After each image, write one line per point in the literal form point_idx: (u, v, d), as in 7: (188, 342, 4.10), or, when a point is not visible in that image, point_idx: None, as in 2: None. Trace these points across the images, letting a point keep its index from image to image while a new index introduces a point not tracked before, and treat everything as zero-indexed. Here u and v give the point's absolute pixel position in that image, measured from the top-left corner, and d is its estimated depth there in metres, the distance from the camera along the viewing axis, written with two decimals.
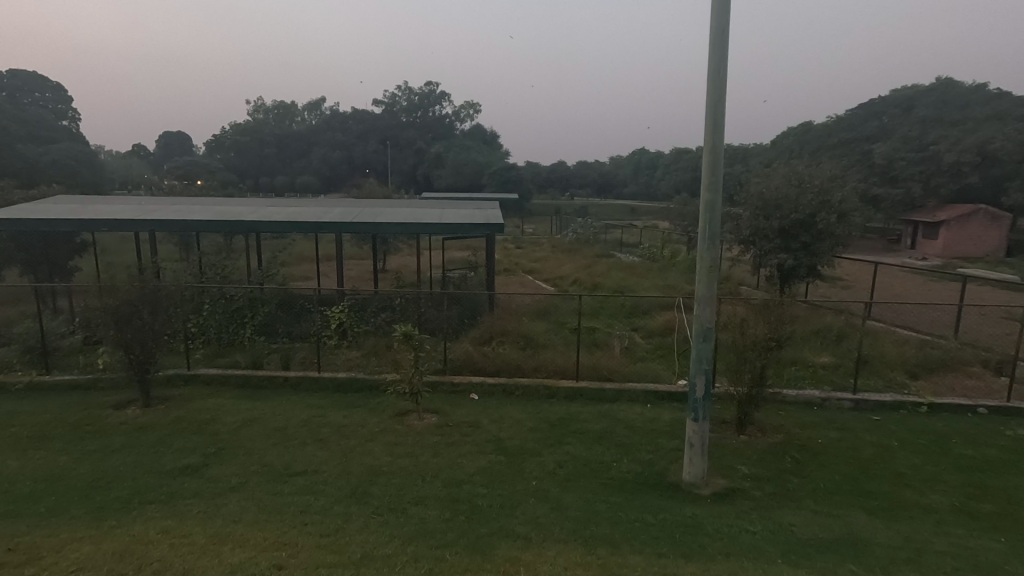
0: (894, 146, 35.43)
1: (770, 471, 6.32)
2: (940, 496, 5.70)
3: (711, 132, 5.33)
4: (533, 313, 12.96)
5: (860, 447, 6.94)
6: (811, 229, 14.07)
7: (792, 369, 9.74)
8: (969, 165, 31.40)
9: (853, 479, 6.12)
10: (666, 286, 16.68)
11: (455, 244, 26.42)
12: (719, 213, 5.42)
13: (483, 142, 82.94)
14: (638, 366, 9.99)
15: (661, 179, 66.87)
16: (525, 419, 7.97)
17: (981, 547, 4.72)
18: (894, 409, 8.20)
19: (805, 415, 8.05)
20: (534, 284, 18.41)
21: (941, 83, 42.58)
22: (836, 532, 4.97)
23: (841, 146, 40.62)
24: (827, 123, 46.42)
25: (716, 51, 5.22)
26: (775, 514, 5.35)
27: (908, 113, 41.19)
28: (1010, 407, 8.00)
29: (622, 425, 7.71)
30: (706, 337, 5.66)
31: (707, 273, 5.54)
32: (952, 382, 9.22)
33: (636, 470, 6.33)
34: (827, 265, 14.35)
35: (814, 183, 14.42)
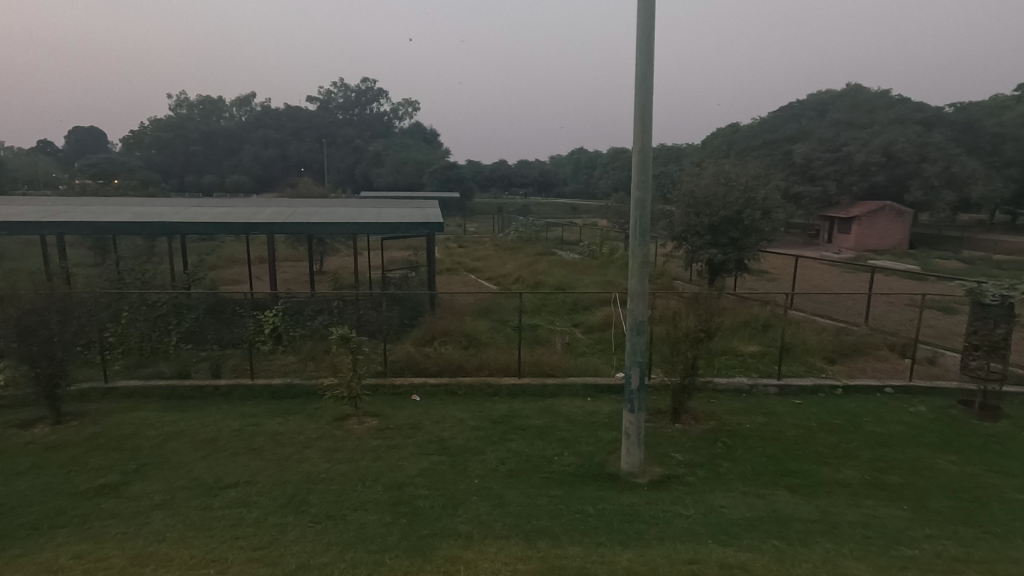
0: (812, 147, 37.83)
1: (703, 457, 6.62)
2: (853, 471, 6.16)
3: (639, 132, 5.52)
4: (475, 312, 12.95)
5: (783, 430, 7.38)
6: (737, 225, 14.82)
7: (722, 359, 10.24)
8: (876, 165, 33.89)
9: (778, 460, 6.50)
10: (604, 282, 17.10)
11: (396, 244, 26.00)
12: (649, 210, 5.61)
13: (422, 141, 81.92)
14: (578, 361, 10.18)
15: (600, 178, 68.34)
16: (468, 418, 7.96)
17: (887, 516, 5.12)
18: (813, 393, 8.79)
19: (734, 402, 8.48)
20: (476, 282, 18.42)
21: (851, 89, 45.81)
22: (761, 510, 5.27)
23: (765, 147, 43.02)
24: (752, 125, 49.07)
25: (642, 55, 5.41)
26: (707, 497, 5.61)
27: (823, 116, 44.11)
28: (912, 386, 8.75)
29: (563, 419, 7.85)
30: (639, 331, 5.86)
31: (640, 268, 5.72)
32: (863, 365, 9.98)
33: (577, 463, 6.46)
34: (753, 259, 15.16)
35: (740, 181, 15.17)
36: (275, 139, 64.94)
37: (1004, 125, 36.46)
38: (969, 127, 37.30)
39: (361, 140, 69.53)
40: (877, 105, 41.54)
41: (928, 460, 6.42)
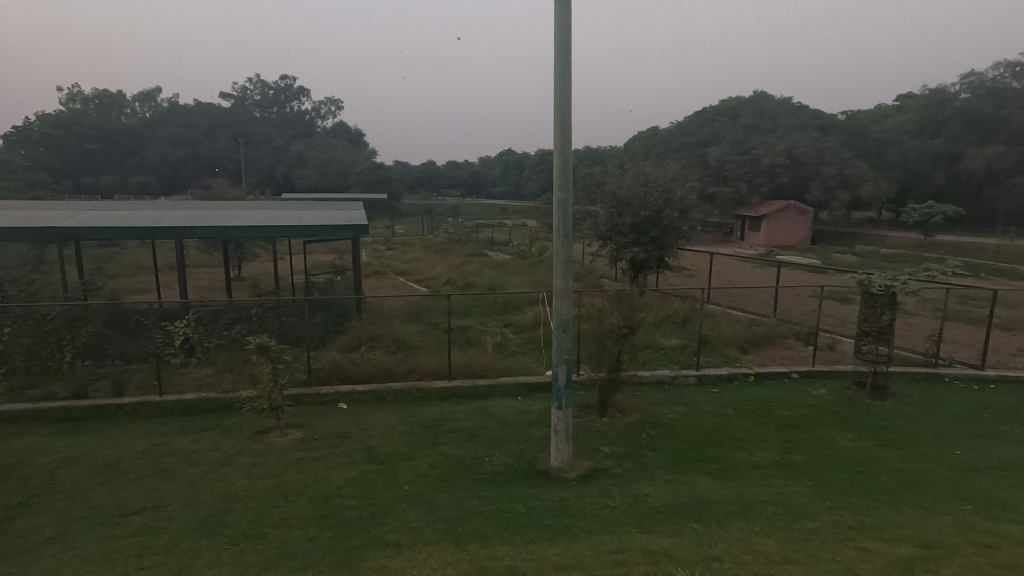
0: (724, 150, 40.17)
1: (629, 448, 6.86)
2: (765, 453, 6.59)
3: (560, 134, 5.63)
4: (404, 315, 12.71)
5: (703, 418, 7.77)
6: (657, 224, 15.47)
7: (646, 353, 10.66)
8: (781, 167, 36.52)
9: (697, 447, 6.83)
10: (533, 282, 17.32)
11: (320, 247, 25.08)
12: (571, 210, 5.73)
13: (346, 141, 79.67)
14: (509, 361, 10.25)
15: (528, 179, 69.12)
16: (397, 423, 7.80)
17: (794, 492, 5.52)
18: (729, 381, 9.33)
19: (657, 394, 8.84)
20: (405, 285, 18.10)
21: (758, 96, 49.06)
22: (682, 496, 5.52)
23: (682, 149, 45.24)
24: (670, 129, 51.46)
25: (561, 58, 5.52)
26: (633, 487, 5.81)
27: (733, 121, 46.97)
28: (815, 371, 9.49)
29: (493, 420, 7.85)
30: (565, 328, 5.98)
31: (564, 267, 5.84)
32: (773, 353, 10.72)
33: (508, 463, 6.49)
34: (672, 256, 15.89)
35: (658, 183, 15.85)
36: (185, 138, 60.77)
37: (887, 132, 40.39)
38: (858, 133, 41.01)
39: (282, 140, 66.57)
40: (780, 111, 44.74)
41: (828, 439, 6.98)
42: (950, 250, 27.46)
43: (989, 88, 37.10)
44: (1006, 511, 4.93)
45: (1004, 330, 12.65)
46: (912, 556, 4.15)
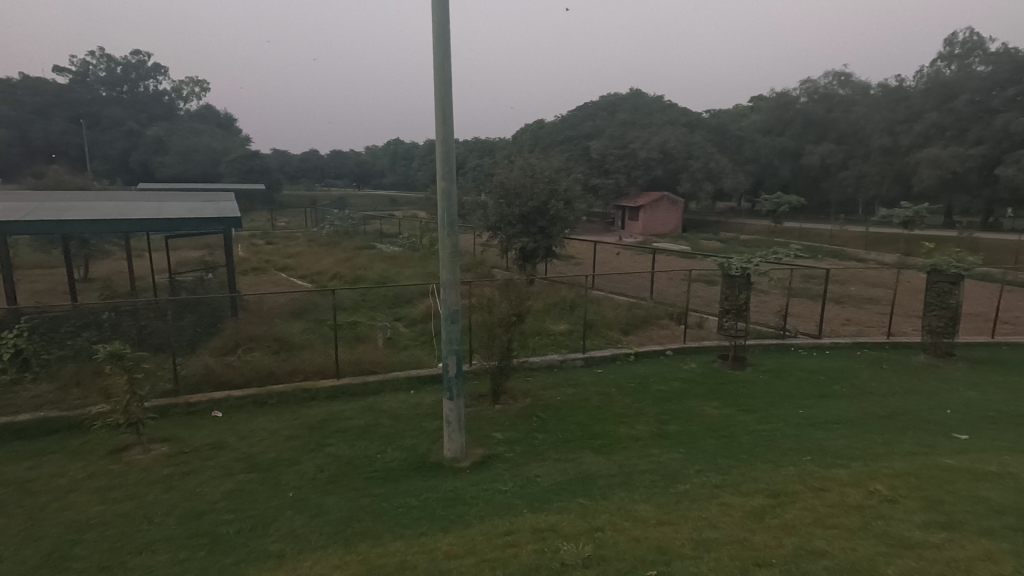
0: (605, 143, 42.30)
1: (521, 432, 7.05)
2: (644, 426, 7.11)
3: (441, 122, 5.58)
4: (286, 313, 11.97)
5: (589, 398, 8.20)
6: (544, 215, 15.97)
7: (536, 339, 11.00)
8: (656, 161, 39.24)
9: (584, 425, 7.19)
10: (425, 274, 17.13)
11: (187, 242, 22.77)
12: (455, 200, 5.72)
13: (215, 126, 72.90)
14: (401, 355, 10.06)
15: (418, 170, 67.98)
16: (280, 428, 7.34)
17: (669, 459, 6.01)
18: (612, 361, 9.91)
19: (547, 378, 9.17)
20: (287, 281, 17.04)
21: (633, 93, 52.17)
22: (570, 474, 5.79)
23: (567, 142, 46.96)
24: (555, 121, 53.14)
25: (440, 46, 5.47)
26: (525, 469, 5.99)
27: (612, 115, 49.53)
28: (686, 347, 10.39)
29: (385, 416, 7.68)
30: (454, 319, 5.98)
31: (450, 257, 5.82)
32: (651, 333, 11.55)
33: (400, 458, 6.38)
34: (559, 245, 16.50)
35: (544, 174, 16.34)
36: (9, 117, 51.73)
37: (743, 130, 44.88)
38: (720, 131, 45.29)
39: (135, 122, 59.22)
40: (653, 108, 47.96)
41: (697, 408, 7.69)
42: (794, 235, 31.27)
43: (822, 93, 42.53)
44: (836, 457, 5.75)
45: (836, 303, 14.69)
46: (763, 505, 4.68)
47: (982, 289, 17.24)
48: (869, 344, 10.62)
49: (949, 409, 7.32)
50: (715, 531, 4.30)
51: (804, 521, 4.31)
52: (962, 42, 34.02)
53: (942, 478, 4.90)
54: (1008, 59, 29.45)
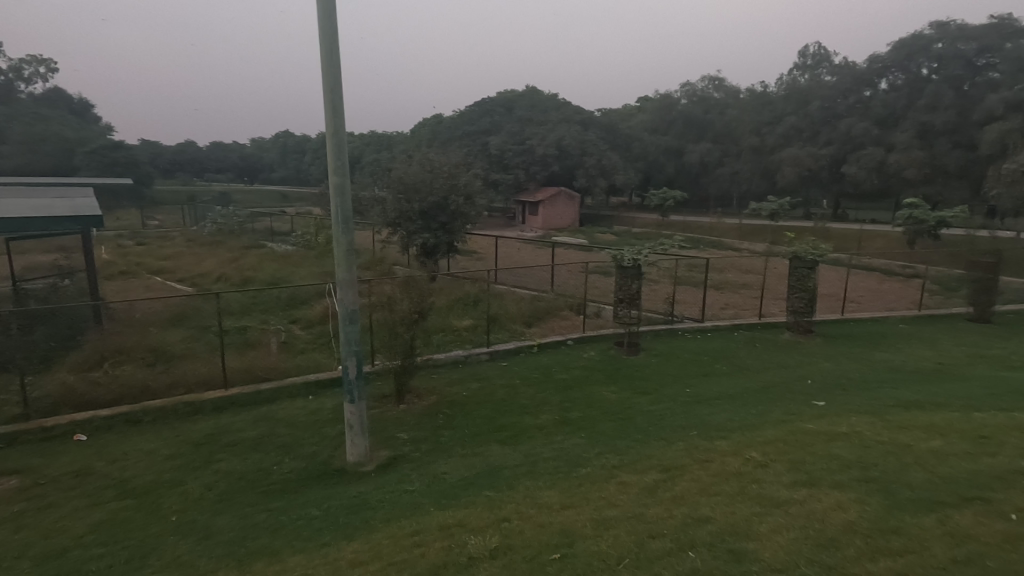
0: (504, 139, 42.86)
1: (427, 431, 6.99)
2: (547, 415, 7.33)
3: (331, 115, 5.34)
4: (163, 320, 10.88)
5: (494, 391, 8.30)
6: (444, 210, 15.87)
7: (440, 336, 10.93)
8: (552, 157, 40.39)
9: (490, 419, 7.27)
10: (322, 273, 16.37)
11: (35, 245, 19.94)
12: (350, 196, 5.51)
13: (66, 112, 64.31)
14: (297, 359, 9.55)
15: (311, 164, 64.68)
16: (159, 447, 6.68)
17: (571, 445, 6.25)
18: (516, 353, 10.11)
19: (452, 374, 9.16)
20: (164, 285, 15.52)
21: (529, 90, 53.20)
22: (477, 468, 5.82)
23: (466, 137, 46.93)
24: (453, 116, 52.88)
25: (327, 34, 5.23)
26: (432, 467, 5.95)
27: (510, 111, 50.18)
28: (586, 336, 10.84)
29: (282, 424, 7.26)
30: (352, 319, 5.77)
31: (345, 255, 5.61)
32: (551, 324, 11.92)
33: (299, 467, 6.08)
34: (461, 241, 16.48)
35: (443, 169, 16.22)
36: None
37: (632, 129, 47.51)
38: (611, 130, 47.61)
39: None
40: (548, 106, 49.29)
41: (597, 394, 8.07)
42: (680, 227, 33.65)
43: (700, 96, 46.01)
44: (718, 430, 6.29)
45: (716, 290, 16.03)
46: (656, 480, 5.02)
47: (833, 273, 19.67)
48: (745, 325, 11.70)
49: (809, 380, 8.29)
50: (613, 509, 4.53)
51: (691, 492, 4.67)
52: (813, 54, 38.40)
53: (804, 441, 5.52)
54: (849, 70, 33.62)
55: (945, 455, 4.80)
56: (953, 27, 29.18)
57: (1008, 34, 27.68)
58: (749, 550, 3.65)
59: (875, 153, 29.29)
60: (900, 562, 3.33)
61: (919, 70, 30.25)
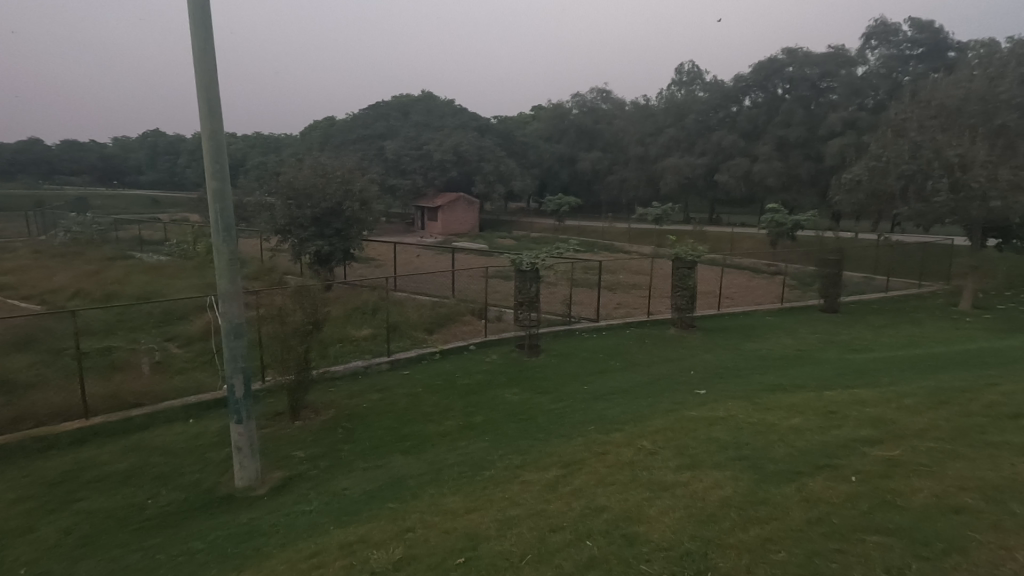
0: (400, 144, 42.23)
1: (325, 447, 6.70)
2: (451, 421, 7.31)
3: (207, 115, 4.98)
4: (5, 345, 9.44)
5: (396, 400, 8.14)
6: (339, 216, 15.33)
7: (337, 347, 10.51)
8: (450, 162, 40.43)
9: (392, 429, 7.12)
10: (203, 285, 15.11)
11: None
12: (231, 203, 5.18)
13: None
14: (176, 380, 8.73)
15: (187, 166, 59.46)
16: (2, 491, 5.79)
17: (475, 449, 6.29)
18: (418, 361, 10.00)
19: (351, 386, 8.85)
20: (6, 304, 13.49)
21: (425, 95, 52.84)
22: (379, 481, 5.67)
23: (360, 141, 45.63)
24: (346, 119, 51.17)
25: (200, 29, 4.90)
26: (331, 484, 5.71)
27: (406, 116, 49.53)
28: (487, 341, 10.96)
29: (158, 452, 6.60)
30: (237, 334, 5.40)
31: (227, 266, 5.24)
32: (453, 330, 11.91)
33: (179, 498, 5.57)
34: (358, 248, 15.97)
35: (335, 174, 15.60)
36: None
37: (528, 136, 48.86)
38: (507, 137, 48.63)
39: None
40: (445, 111, 49.30)
41: (499, 396, 8.19)
42: (575, 232, 35.10)
43: (589, 107, 48.30)
44: (612, 423, 6.65)
45: (609, 290, 16.89)
46: (556, 476, 5.21)
47: (710, 272, 21.59)
48: (635, 323, 12.47)
49: (692, 371, 9.03)
50: (516, 508, 4.64)
51: (588, 484, 4.90)
52: (688, 72, 41.73)
53: (688, 428, 6.00)
54: (718, 87, 37.03)
55: (802, 430, 5.44)
56: (800, 53, 33.13)
57: (842, 62, 32.05)
58: (640, 533, 3.89)
59: (742, 163, 32.51)
60: (766, 528, 3.73)
61: (776, 90, 34.11)
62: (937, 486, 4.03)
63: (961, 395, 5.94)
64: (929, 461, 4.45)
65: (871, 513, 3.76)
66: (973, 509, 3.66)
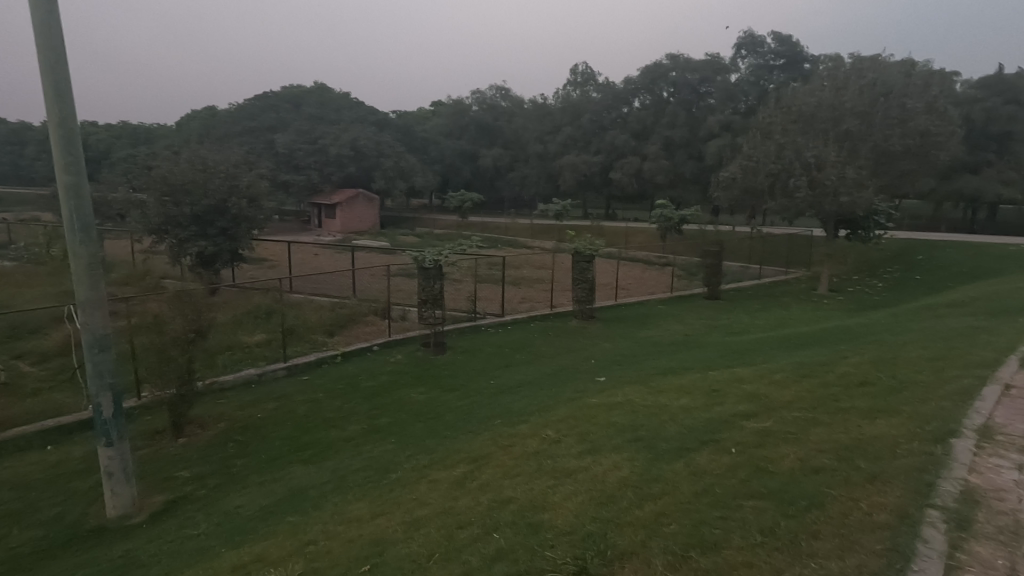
0: (292, 137, 39.92)
1: (214, 463, 6.21)
2: (354, 425, 7.07)
3: (55, 101, 4.42)
4: None
5: (294, 408, 7.72)
6: (224, 214, 14.20)
7: (225, 355, 9.76)
8: (347, 158, 38.91)
9: (290, 439, 6.74)
10: (60, 293, 13.34)
11: None
12: (90, 200, 4.66)
13: None
14: (29, 403, 7.65)
15: (35, 158, 52.06)
16: None
17: (381, 452, 6.13)
18: (318, 366, 9.55)
19: (243, 396, 8.27)
20: None
21: (318, 86, 50.33)
22: (277, 494, 5.36)
23: (246, 134, 42.58)
24: (229, 108, 47.43)
25: (43, 4, 4.34)
26: (222, 504, 5.30)
27: (297, 107, 46.91)
28: (391, 340, 10.69)
29: (7, 487, 5.76)
30: (102, 347, 4.84)
31: (87, 270, 4.68)
32: (355, 331, 11.50)
33: (37, 536, 4.90)
34: (247, 248, 14.90)
35: (217, 168, 14.41)
36: None
37: (428, 132, 48.21)
38: (407, 132, 47.71)
39: None
40: (340, 104, 47.32)
41: (405, 397, 8.04)
42: (478, 228, 35.21)
43: (489, 104, 48.63)
44: (519, 415, 6.78)
45: (513, 285, 17.18)
46: (464, 472, 5.21)
47: (608, 265, 22.65)
48: (539, 317, 12.79)
49: (593, 360, 9.43)
50: (424, 508, 4.58)
51: (496, 477, 4.96)
52: (582, 73, 43.28)
53: (590, 414, 6.26)
54: (610, 89, 38.80)
55: (689, 409, 5.88)
56: (682, 60, 35.58)
57: (718, 69, 34.84)
58: (544, 520, 4.01)
59: (634, 161, 34.39)
60: (660, 503, 3.99)
61: (662, 93, 36.34)
62: (800, 450, 4.54)
63: (820, 369, 6.73)
64: (794, 428, 5.00)
65: (748, 479, 4.16)
66: (828, 467, 4.17)
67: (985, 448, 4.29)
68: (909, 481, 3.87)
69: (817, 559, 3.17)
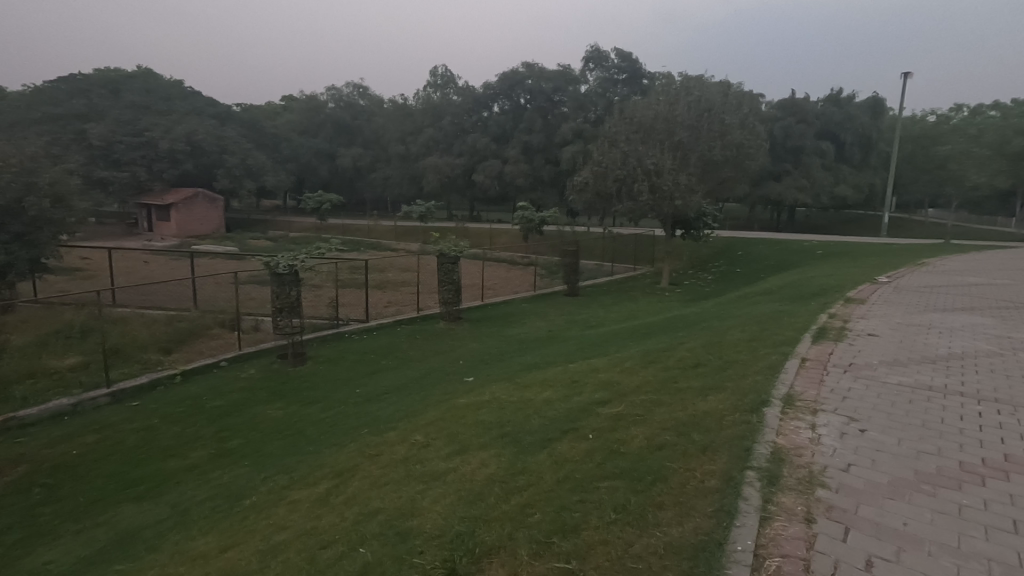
0: (110, 128, 34.71)
1: (14, 515, 5.20)
2: (198, 451, 6.36)
3: None
4: None
5: (122, 438, 6.74)
6: (19, 216, 11.87)
7: (26, 385, 8.23)
8: (182, 153, 34.77)
9: (117, 474, 5.87)
10: None
11: None
12: None
13: None
14: None
15: None
16: None
17: (231, 477, 5.59)
18: (151, 389, 8.43)
19: (53, 431, 7.03)
20: None
21: (143, 71, 44.39)
22: (100, 542, 4.63)
23: (49, 122, 36.20)
24: (22, 90, 39.90)
25: None
26: (25, 563, 4.46)
27: (115, 95, 39.99)
28: (242, 354, 9.78)
29: None
30: None
31: None
32: (198, 346, 10.34)
33: None
34: (52, 256, 12.63)
35: (7, 161, 12.03)
36: None
37: (279, 128, 44.88)
38: (254, 128, 43.96)
39: None
40: (171, 93, 42.20)
41: (260, 414, 7.40)
42: (338, 230, 33.55)
43: (346, 101, 46.59)
44: (386, 422, 6.59)
45: (377, 290, 16.62)
46: (327, 488, 4.94)
47: (473, 266, 22.97)
48: (405, 321, 12.54)
49: (461, 361, 9.48)
50: (283, 532, 4.27)
51: (362, 489, 4.77)
52: (442, 75, 43.32)
53: (458, 415, 6.28)
54: (470, 92, 39.27)
55: (551, 401, 6.18)
56: (537, 69, 37.24)
57: (569, 79, 36.99)
58: (413, 527, 3.94)
59: (495, 164, 35.22)
60: (526, 495, 4.13)
61: (519, 100, 37.70)
62: (647, 430, 4.98)
63: (663, 355, 7.46)
64: (642, 411, 5.49)
65: (603, 462, 4.48)
66: (670, 444, 4.64)
67: (788, 412, 5.08)
68: (733, 449, 4.44)
69: (661, 527, 3.52)
